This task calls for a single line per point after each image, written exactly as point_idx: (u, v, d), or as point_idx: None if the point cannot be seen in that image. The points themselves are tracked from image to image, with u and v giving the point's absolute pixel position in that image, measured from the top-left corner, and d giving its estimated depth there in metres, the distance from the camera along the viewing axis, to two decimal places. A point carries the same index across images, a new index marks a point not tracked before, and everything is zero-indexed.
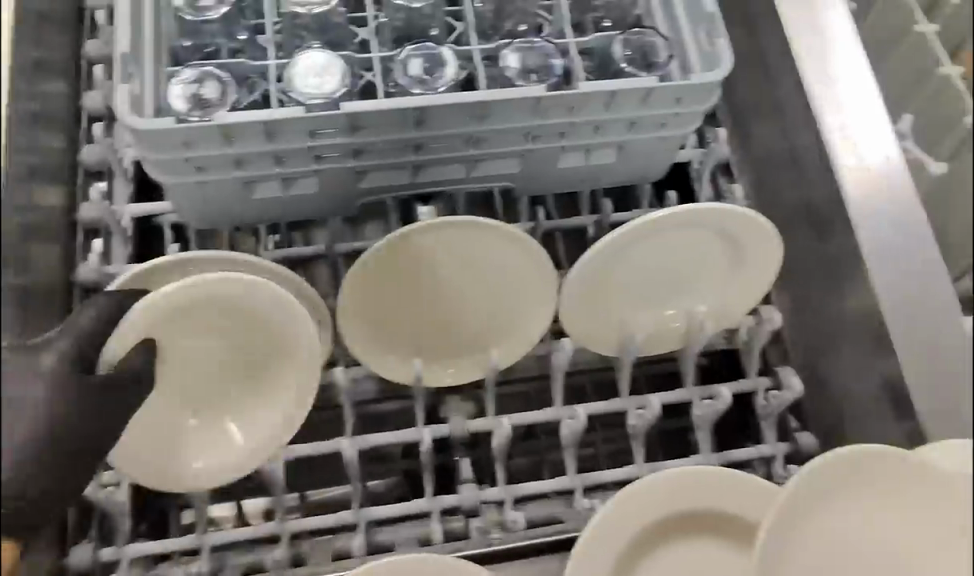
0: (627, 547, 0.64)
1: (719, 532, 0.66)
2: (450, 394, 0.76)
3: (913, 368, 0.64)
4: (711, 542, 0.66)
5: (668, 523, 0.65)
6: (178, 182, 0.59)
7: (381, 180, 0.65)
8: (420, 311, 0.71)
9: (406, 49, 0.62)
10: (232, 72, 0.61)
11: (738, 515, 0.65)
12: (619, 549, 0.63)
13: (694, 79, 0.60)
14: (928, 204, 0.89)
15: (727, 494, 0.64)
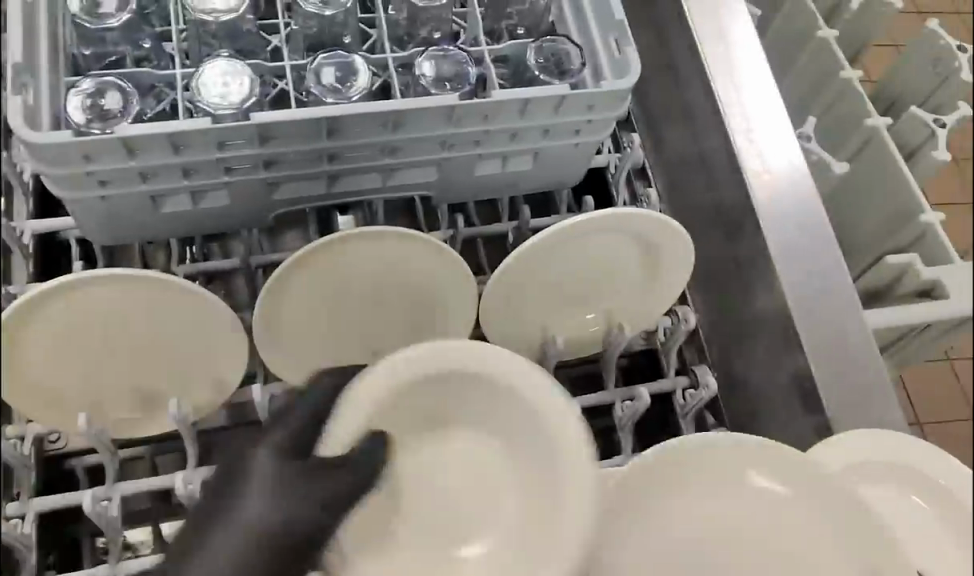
0: None
1: None
2: None
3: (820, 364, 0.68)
4: None
5: None
6: (79, 198, 0.56)
7: (296, 191, 0.64)
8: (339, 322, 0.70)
9: (318, 58, 0.61)
10: (136, 82, 0.59)
11: None
12: None
13: (605, 87, 0.61)
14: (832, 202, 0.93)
15: None
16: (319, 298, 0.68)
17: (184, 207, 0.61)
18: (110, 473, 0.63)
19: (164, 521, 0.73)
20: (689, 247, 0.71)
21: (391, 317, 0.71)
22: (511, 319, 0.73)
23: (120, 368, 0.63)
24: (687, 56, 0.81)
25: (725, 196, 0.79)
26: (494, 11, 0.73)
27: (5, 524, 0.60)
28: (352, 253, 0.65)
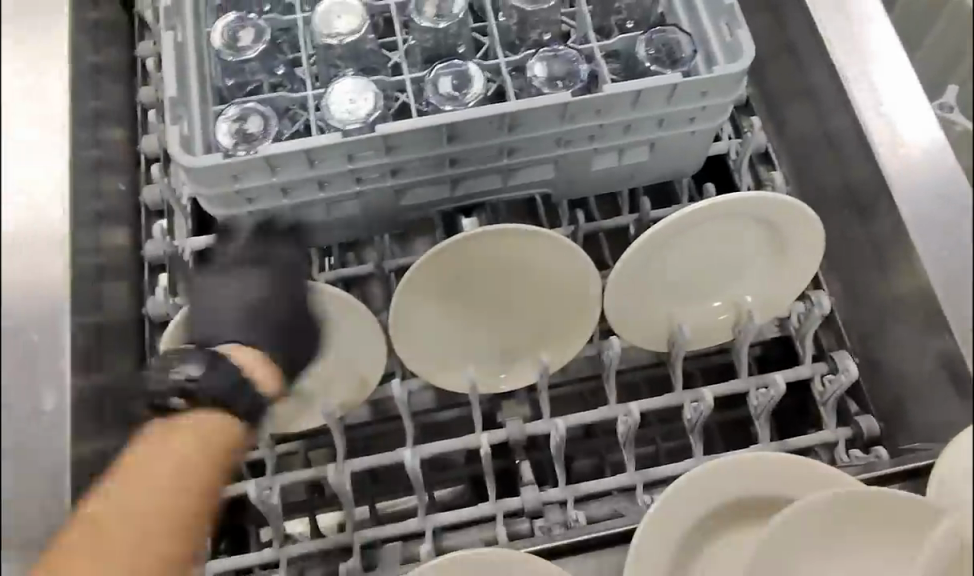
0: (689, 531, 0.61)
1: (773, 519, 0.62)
2: (506, 400, 0.78)
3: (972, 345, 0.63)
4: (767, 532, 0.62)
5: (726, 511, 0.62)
6: (231, 214, 0.62)
7: (421, 197, 0.67)
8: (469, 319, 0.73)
9: (436, 69, 0.64)
10: (274, 106, 0.65)
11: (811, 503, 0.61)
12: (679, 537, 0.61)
13: (718, 72, 0.61)
14: None
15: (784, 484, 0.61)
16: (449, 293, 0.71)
17: (321, 218, 0.66)
18: (270, 465, 0.69)
19: (320, 512, 0.79)
20: (820, 227, 0.69)
21: (519, 306, 0.73)
22: (637, 309, 0.73)
23: None
24: (806, 34, 0.79)
25: (855, 173, 0.76)
26: (602, 8, 0.74)
27: None
28: (480, 252, 0.68)
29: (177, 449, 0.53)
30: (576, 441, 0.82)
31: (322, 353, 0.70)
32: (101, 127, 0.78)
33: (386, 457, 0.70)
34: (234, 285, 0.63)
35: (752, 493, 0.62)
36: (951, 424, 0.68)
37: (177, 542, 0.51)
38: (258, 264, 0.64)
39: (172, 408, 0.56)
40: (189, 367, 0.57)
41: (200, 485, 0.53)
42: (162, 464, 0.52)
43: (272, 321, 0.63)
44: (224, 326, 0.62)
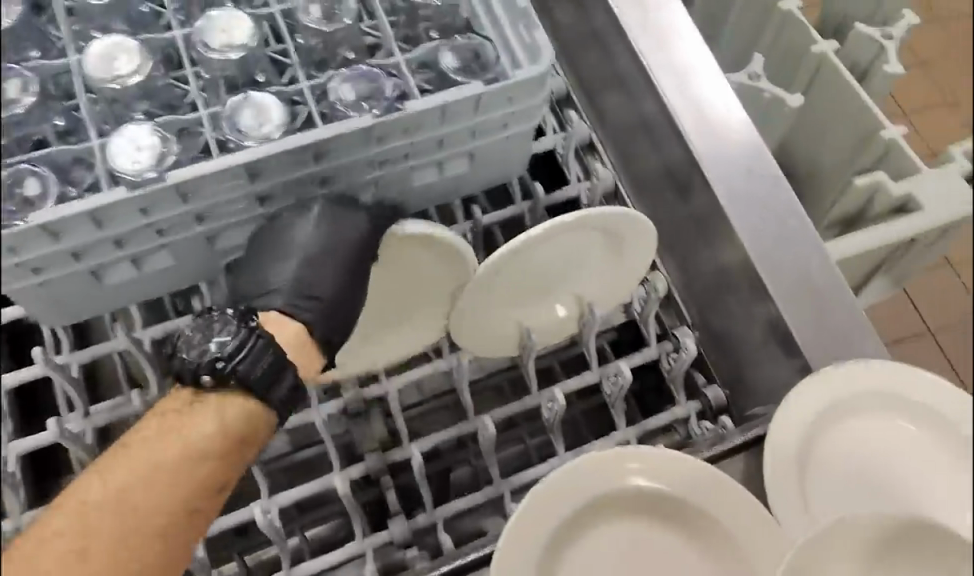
0: (551, 541, 0.60)
1: (637, 517, 0.62)
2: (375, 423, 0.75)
3: (792, 308, 0.68)
4: (633, 530, 0.62)
5: (586, 514, 0.61)
6: (19, 288, 0.57)
7: (238, 237, 0.63)
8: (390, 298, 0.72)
9: (232, 103, 0.61)
10: (56, 160, 0.59)
11: (667, 495, 0.61)
12: (543, 548, 0.59)
13: (520, 76, 0.61)
14: None
15: (636, 477, 0.62)
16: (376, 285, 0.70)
17: (128, 276, 0.61)
18: None
19: None
20: (648, 229, 0.70)
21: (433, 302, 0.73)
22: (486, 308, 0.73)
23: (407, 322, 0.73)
24: (610, 24, 0.81)
25: (670, 155, 0.78)
26: (406, 18, 0.73)
27: None
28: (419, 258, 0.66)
29: (227, 419, 0.55)
30: (447, 453, 0.81)
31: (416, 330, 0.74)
32: None
33: (240, 514, 0.67)
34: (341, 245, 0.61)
35: (613, 489, 0.61)
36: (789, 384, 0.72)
37: (185, 500, 0.53)
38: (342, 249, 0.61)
39: (201, 384, 0.55)
40: (227, 338, 0.55)
41: (209, 462, 0.54)
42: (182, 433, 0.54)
43: (329, 298, 0.60)
44: (323, 278, 0.60)
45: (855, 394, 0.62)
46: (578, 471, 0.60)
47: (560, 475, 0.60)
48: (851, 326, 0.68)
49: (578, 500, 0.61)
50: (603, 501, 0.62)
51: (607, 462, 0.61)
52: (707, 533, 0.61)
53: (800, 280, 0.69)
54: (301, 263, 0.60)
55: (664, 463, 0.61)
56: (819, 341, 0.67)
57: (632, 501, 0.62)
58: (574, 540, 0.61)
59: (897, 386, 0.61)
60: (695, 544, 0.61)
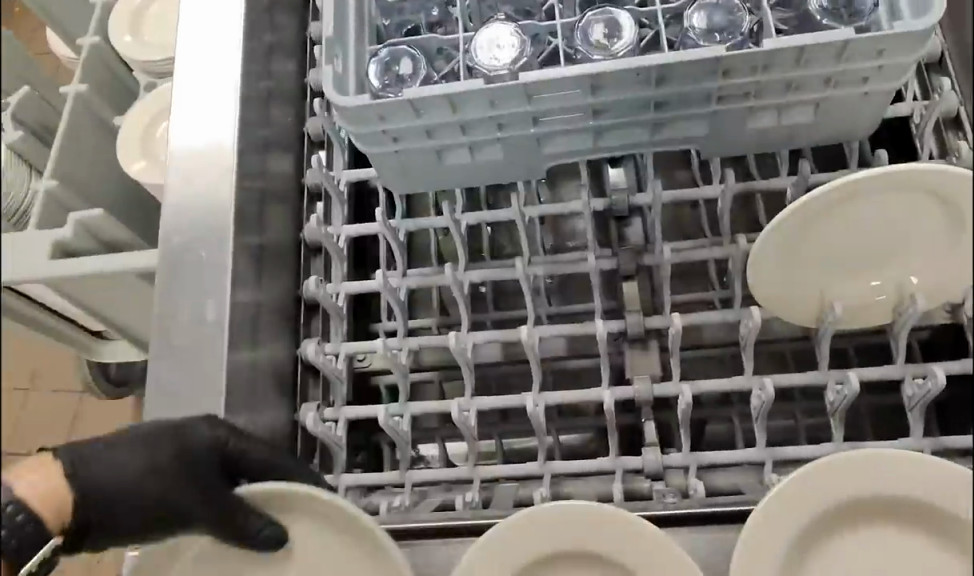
0: (803, 530, 0.56)
1: (918, 525, 0.55)
2: (689, 357, 0.78)
3: None
4: (911, 538, 0.56)
5: (849, 509, 0.56)
6: (379, 153, 0.64)
7: (565, 145, 0.66)
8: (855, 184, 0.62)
9: (588, 16, 0.62)
10: (425, 47, 0.66)
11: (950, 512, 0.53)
12: (792, 533, 0.55)
13: (898, 30, 0.55)
14: None
15: (916, 486, 0.54)
16: (217, 544, 0.64)
17: (463, 160, 0.67)
18: (402, 394, 0.73)
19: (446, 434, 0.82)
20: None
21: (337, 541, 0.63)
22: None
23: (870, 190, 0.63)
24: None
25: None
26: None
27: (323, 425, 0.72)
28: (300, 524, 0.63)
29: None
30: (713, 407, 0.78)
31: (884, 188, 0.63)
32: (278, 61, 0.85)
33: (507, 400, 0.70)
34: (165, 442, 0.60)
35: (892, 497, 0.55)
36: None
37: None
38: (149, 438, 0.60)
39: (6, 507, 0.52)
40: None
41: None
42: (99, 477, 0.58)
43: (127, 475, 0.58)
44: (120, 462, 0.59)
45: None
46: (845, 467, 0.54)
47: (819, 469, 0.55)
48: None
49: (841, 494, 0.55)
50: (878, 502, 0.56)
51: (888, 466, 0.54)
52: None
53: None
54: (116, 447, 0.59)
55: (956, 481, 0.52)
56: None
57: (918, 513, 0.55)
58: (836, 532, 0.57)
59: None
60: None
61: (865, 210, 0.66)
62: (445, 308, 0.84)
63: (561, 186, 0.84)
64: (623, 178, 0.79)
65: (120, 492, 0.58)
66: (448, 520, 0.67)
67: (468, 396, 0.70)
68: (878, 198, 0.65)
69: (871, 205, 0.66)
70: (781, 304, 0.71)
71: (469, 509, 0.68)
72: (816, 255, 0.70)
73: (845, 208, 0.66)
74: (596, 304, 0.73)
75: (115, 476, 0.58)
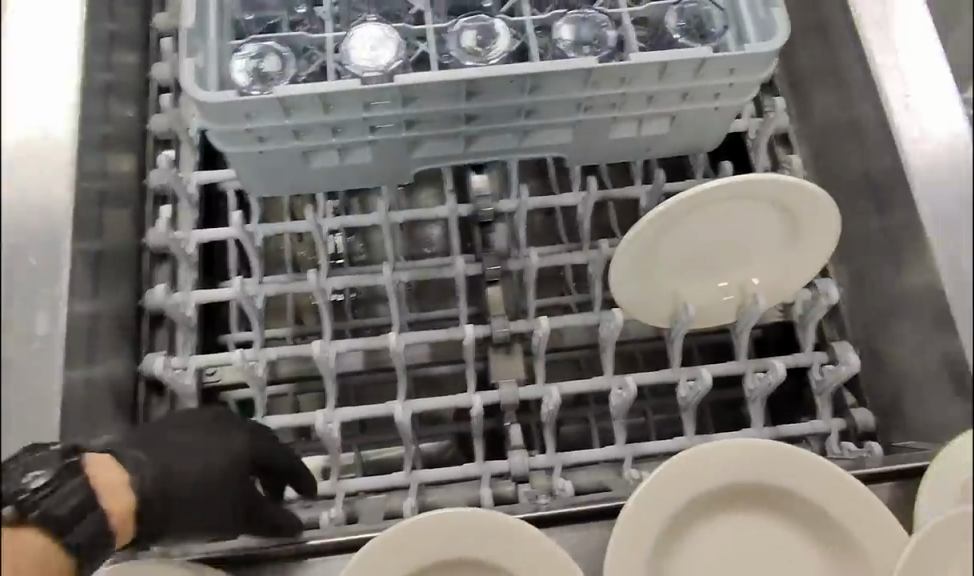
0: (669, 520, 0.59)
1: (765, 506, 0.61)
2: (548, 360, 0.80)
3: None
4: (759, 520, 0.61)
5: (705, 498, 0.60)
6: (241, 153, 0.61)
7: (435, 150, 0.66)
8: (709, 194, 0.65)
9: (461, 22, 0.63)
10: (290, 45, 0.63)
11: (792, 489, 0.59)
12: (661, 526, 0.58)
13: (748, 50, 0.59)
14: None
15: (763, 469, 0.59)
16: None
17: (330, 163, 0.64)
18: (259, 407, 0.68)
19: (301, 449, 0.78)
20: None
21: None
22: None
23: (716, 199, 0.67)
24: (840, 17, 0.76)
25: (874, 161, 0.73)
26: None
27: None
28: None
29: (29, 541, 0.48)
30: (565, 407, 0.80)
31: (729, 196, 0.67)
32: (120, 52, 0.78)
33: (373, 409, 0.66)
34: (209, 442, 0.59)
35: (743, 485, 0.59)
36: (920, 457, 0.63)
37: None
38: (208, 424, 0.60)
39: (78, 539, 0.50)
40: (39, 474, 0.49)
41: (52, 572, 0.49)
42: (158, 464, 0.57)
43: (191, 473, 0.57)
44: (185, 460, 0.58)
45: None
46: (708, 458, 0.58)
47: (683, 461, 0.57)
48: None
49: (700, 486, 0.58)
50: (730, 493, 0.60)
51: (740, 455, 0.58)
52: (834, 534, 0.59)
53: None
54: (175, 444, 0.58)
55: (798, 462, 0.58)
56: None
57: (764, 497, 0.60)
58: (698, 526, 0.60)
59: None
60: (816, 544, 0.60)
61: (708, 217, 0.70)
62: (300, 316, 0.80)
63: (418, 193, 0.84)
64: (487, 182, 0.77)
65: (189, 491, 0.57)
66: (309, 539, 0.63)
67: (330, 403, 0.65)
68: (720, 205, 0.69)
69: (713, 212, 0.69)
70: (640, 312, 0.72)
71: (333, 525, 0.65)
72: (667, 263, 0.72)
73: (693, 216, 0.69)
74: (462, 309, 0.72)
75: (181, 471, 0.57)
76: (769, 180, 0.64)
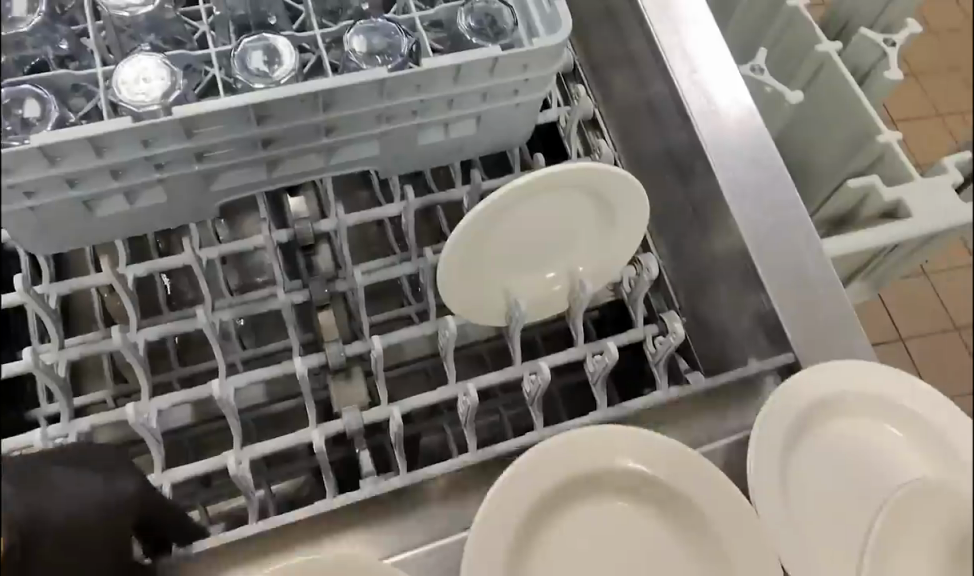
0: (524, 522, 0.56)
1: (612, 498, 0.60)
2: (393, 376, 0.77)
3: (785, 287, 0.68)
4: (609, 514, 0.59)
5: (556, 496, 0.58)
6: (9, 212, 0.55)
7: (234, 180, 0.62)
8: (526, 186, 0.65)
9: (243, 44, 0.59)
10: (53, 86, 0.58)
11: (636, 473, 0.59)
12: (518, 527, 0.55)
13: (536, 44, 0.60)
14: (818, 133, 1.07)
15: (607, 456, 0.58)
16: None
17: (119, 209, 0.59)
18: None
19: None
20: None
21: None
22: None
23: (532, 191, 0.67)
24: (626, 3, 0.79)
25: (673, 138, 0.76)
26: None
27: None
28: None
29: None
30: (418, 421, 0.78)
31: (544, 187, 0.68)
32: None
33: (208, 463, 0.62)
34: (97, 486, 0.48)
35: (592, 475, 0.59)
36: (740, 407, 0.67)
37: None
38: (95, 465, 0.49)
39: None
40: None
41: None
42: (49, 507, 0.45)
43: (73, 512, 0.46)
44: (72, 492, 0.46)
45: (834, 396, 0.62)
46: (556, 446, 0.57)
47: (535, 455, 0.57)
48: (816, 278, 0.69)
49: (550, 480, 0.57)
50: (578, 488, 0.59)
51: (586, 441, 0.58)
52: (680, 513, 0.59)
53: (767, 207, 0.71)
54: (70, 478, 0.47)
55: (652, 451, 0.58)
56: (815, 331, 0.68)
57: (614, 490, 0.59)
58: (551, 530, 0.58)
59: (891, 396, 0.63)
60: (671, 528, 0.59)
61: (526, 208, 0.70)
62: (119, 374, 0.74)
63: (240, 221, 0.77)
64: (305, 206, 0.74)
65: (66, 532, 0.45)
66: None
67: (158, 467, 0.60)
68: (535, 196, 0.69)
69: (530, 203, 0.70)
70: (472, 314, 0.71)
71: None
72: (493, 260, 0.72)
73: (511, 209, 0.69)
74: (293, 339, 0.69)
75: (62, 514, 0.45)
76: (581, 168, 0.66)
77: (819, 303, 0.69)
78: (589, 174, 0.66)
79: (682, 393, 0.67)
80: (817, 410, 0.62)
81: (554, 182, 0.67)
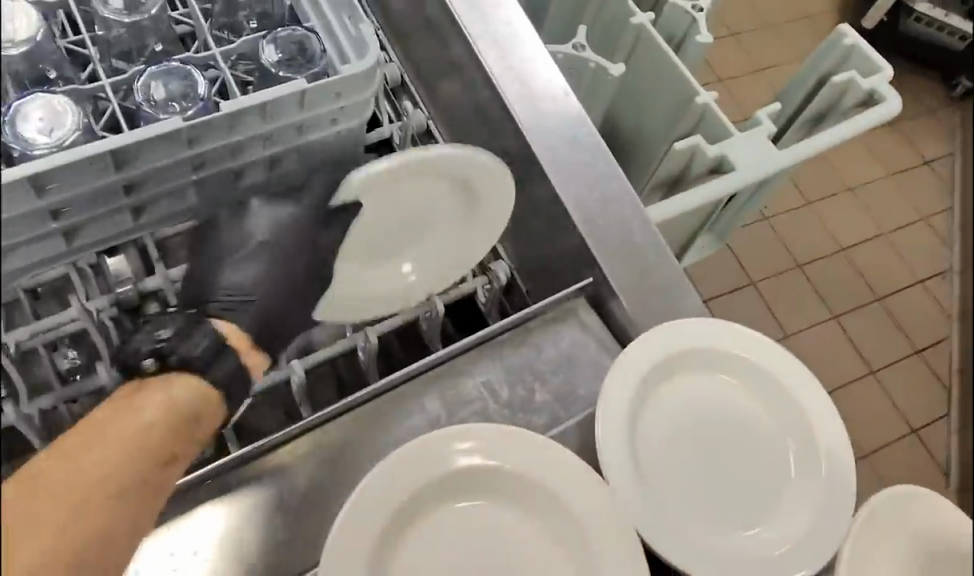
0: (387, 524, 0.59)
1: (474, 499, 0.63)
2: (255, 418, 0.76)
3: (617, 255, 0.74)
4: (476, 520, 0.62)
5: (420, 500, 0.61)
6: None
7: (27, 256, 0.58)
8: (396, 176, 0.62)
9: (16, 106, 0.56)
10: None
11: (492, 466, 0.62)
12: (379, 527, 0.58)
13: (344, 73, 0.61)
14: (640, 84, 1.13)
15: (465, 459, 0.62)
16: None
17: None
18: None
19: None
20: None
21: None
22: None
23: (399, 184, 0.64)
24: (443, 16, 0.79)
25: (508, 141, 0.78)
26: (224, 6, 0.69)
27: None
28: None
29: (131, 424, 0.54)
30: None
31: (413, 178, 0.65)
32: None
33: None
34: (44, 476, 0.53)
35: (451, 475, 0.61)
36: (591, 382, 0.71)
37: (135, 466, 0.53)
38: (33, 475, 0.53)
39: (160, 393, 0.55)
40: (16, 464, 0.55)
41: (156, 442, 0.54)
42: (87, 450, 0.52)
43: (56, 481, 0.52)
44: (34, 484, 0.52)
45: (668, 357, 0.69)
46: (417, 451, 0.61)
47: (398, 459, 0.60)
48: (645, 246, 0.75)
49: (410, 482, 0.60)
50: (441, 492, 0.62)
51: (442, 441, 0.62)
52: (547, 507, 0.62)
53: (598, 194, 0.75)
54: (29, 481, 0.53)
55: (499, 439, 0.62)
56: (653, 299, 0.74)
57: (481, 486, 0.62)
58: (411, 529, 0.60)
59: (716, 343, 0.70)
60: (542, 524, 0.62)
61: (392, 199, 0.67)
62: None
63: None
64: (128, 264, 0.68)
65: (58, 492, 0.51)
66: None
67: None
68: (403, 188, 0.66)
69: (398, 193, 0.66)
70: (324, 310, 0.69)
71: None
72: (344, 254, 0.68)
73: (378, 196, 0.65)
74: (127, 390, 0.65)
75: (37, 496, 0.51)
76: (454, 156, 0.64)
77: (651, 269, 0.74)
78: (461, 160, 0.65)
79: (543, 388, 0.70)
80: (655, 373, 0.68)
81: (425, 173, 0.65)
